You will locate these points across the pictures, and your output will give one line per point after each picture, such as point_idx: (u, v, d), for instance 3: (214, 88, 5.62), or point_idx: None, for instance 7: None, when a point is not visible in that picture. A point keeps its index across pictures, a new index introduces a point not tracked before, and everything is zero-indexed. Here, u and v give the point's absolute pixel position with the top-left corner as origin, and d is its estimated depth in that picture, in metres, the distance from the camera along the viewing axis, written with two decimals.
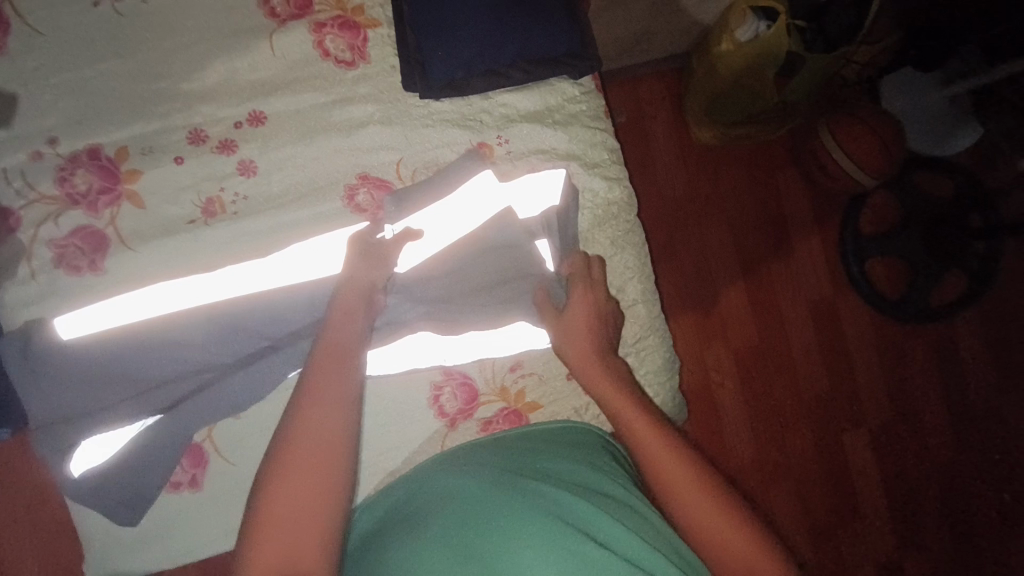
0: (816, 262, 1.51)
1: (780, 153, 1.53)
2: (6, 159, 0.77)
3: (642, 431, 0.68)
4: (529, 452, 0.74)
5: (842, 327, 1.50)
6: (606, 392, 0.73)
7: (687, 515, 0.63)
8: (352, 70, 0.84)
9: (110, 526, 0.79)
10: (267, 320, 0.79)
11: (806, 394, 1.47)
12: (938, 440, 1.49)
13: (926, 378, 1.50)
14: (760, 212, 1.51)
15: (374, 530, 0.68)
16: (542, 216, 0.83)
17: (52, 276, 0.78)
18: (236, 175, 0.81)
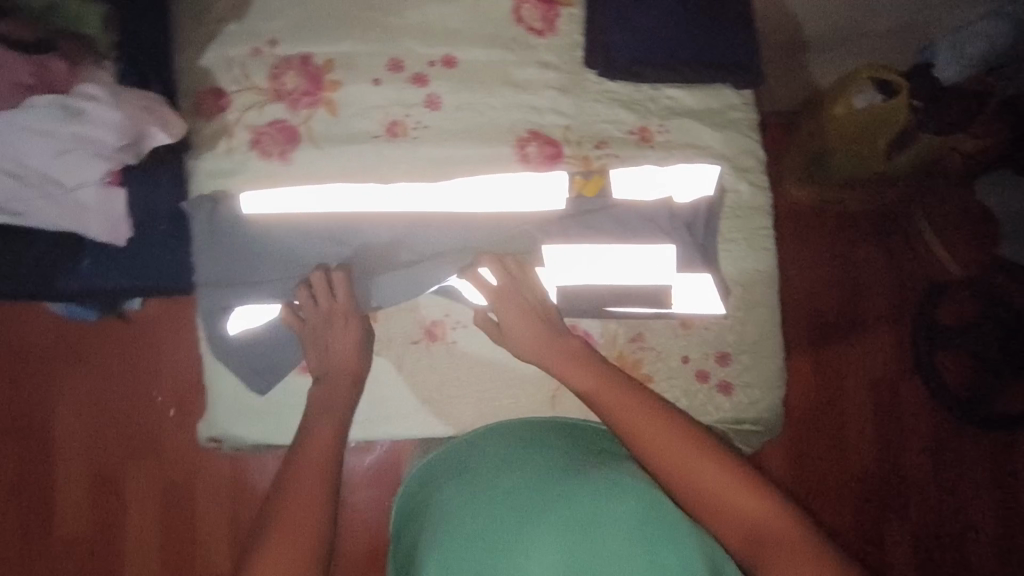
0: (885, 337, 1.47)
1: (865, 227, 1.51)
2: (230, 49, 0.86)
3: (633, 426, 0.67)
4: (580, 441, 0.82)
5: (899, 411, 1.45)
6: (603, 397, 0.70)
7: (695, 499, 0.63)
8: (541, 38, 0.91)
9: (240, 392, 0.88)
10: (414, 244, 0.86)
11: (852, 470, 1.43)
12: (978, 549, 1.42)
13: (978, 484, 1.43)
14: (839, 278, 1.49)
15: (446, 486, 0.78)
16: (694, 203, 0.90)
17: (246, 156, 0.86)
18: (423, 107, 0.89)
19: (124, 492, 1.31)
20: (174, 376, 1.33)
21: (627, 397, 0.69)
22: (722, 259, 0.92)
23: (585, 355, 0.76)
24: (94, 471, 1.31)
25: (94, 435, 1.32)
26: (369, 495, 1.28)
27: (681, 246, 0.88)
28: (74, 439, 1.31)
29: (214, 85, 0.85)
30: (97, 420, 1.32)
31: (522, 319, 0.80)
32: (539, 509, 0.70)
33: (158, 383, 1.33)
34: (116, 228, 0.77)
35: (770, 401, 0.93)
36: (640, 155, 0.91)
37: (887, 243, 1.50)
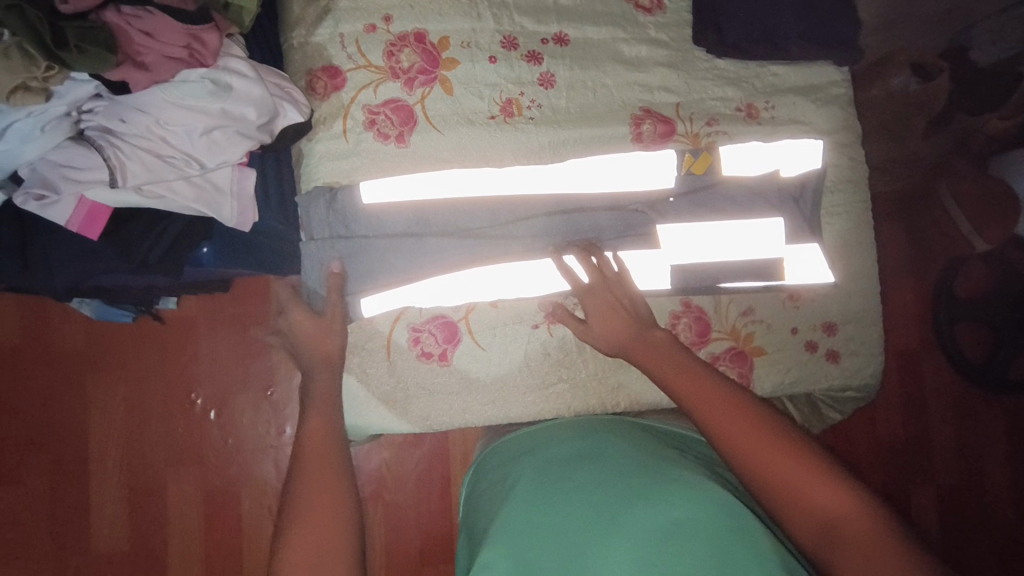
0: (906, 310, 1.54)
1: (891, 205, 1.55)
2: (344, 26, 0.84)
3: (701, 403, 0.64)
4: (662, 443, 0.73)
5: (921, 379, 1.52)
6: (671, 376, 0.69)
7: (758, 480, 0.57)
8: (649, 16, 0.92)
9: (361, 381, 0.84)
10: (505, 221, 0.83)
11: (880, 425, 1.49)
12: (995, 506, 1.49)
13: (995, 446, 1.51)
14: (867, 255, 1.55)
15: (516, 467, 0.74)
16: (801, 176, 0.90)
17: (361, 136, 0.83)
18: (537, 85, 0.88)
19: (165, 498, 1.27)
20: (222, 359, 1.30)
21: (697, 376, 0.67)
22: (826, 233, 0.93)
23: (659, 339, 0.74)
24: (132, 477, 1.27)
25: (128, 440, 1.27)
26: (432, 479, 1.27)
27: (789, 218, 0.88)
28: (114, 428, 1.27)
29: (329, 62, 0.83)
30: (133, 427, 1.27)
31: (605, 314, 0.78)
32: (599, 497, 0.62)
33: (207, 365, 1.30)
34: (244, 211, 0.73)
35: (875, 366, 0.94)
36: (748, 132, 0.92)
37: (908, 223, 1.57)
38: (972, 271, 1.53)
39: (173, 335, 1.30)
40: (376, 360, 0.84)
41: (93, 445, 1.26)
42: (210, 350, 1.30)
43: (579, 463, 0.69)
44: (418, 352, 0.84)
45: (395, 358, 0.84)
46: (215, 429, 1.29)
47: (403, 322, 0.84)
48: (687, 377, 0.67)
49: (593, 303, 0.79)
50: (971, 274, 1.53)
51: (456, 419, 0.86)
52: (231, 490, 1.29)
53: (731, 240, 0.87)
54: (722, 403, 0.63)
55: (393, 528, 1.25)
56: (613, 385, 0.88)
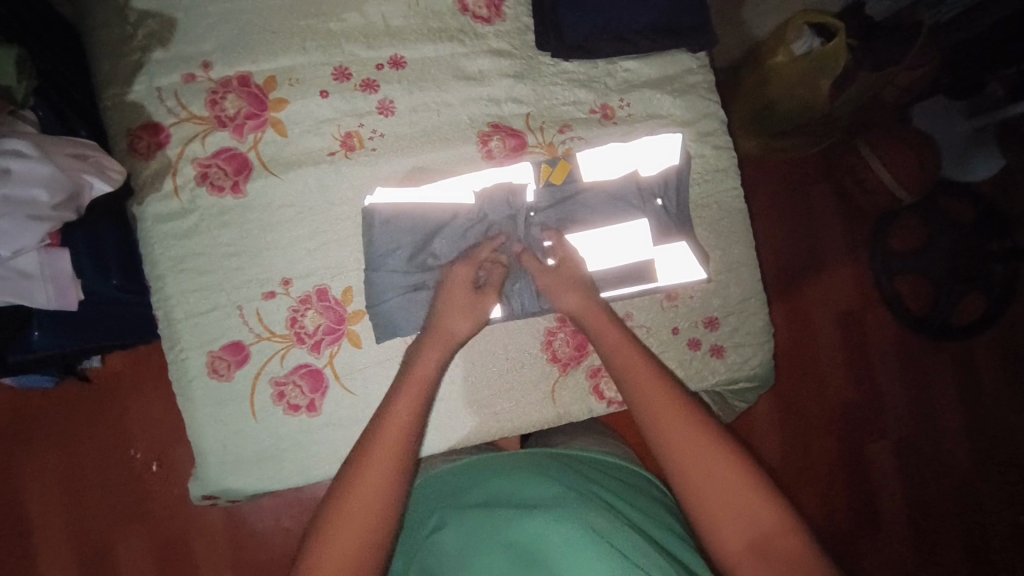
0: (845, 271, 1.49)
1: (813, 168, 1.51)
2: (161, 79, 0.80)
3: (651, 407, 0.65)
4: (580, 478, 0.74)
5: (866, 339, 1.48)
6: (628, 377, 0.68)
7: (696, 488, 0.60)
8: (488, 26, 0.89)
9: (227, 443, 0.81)
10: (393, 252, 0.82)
11: (829, 404, 1.45)
12: (953, 457, 1.46)
13: (942, 397, 1.48)
14: (800, 214, 1.50)
15: (426, 515, 0.74)
16: (660, 174, 0.88)
17: (194, 193, 0.80)
18: (377, 114, 0.85)
19: (119, 560, 1.20)
20: (145, 416, 1.24)
21: (657, 376, 0.67)
22: (698, 225, 0.91)
23: (618, 332, 0.73)
24: (76, 540, 1.20)
25: (66, 504, 1.21)
26: None
27: (653, 219, 0.87)
28: (47, 502, 1.21)
29: (148, 120, 0.79)
30: (70, 496, 1.21)
31: (583, 309, 0.76)
32: (514, 536, 0.65)
33: (120, 426, 1.23)
34: (64, 292, 0.71)
35: (763, 356, 0.93)
36: (605, 134, 0.89)
37: (837, 183, 1.51)
38: (903, 226, 1.49)
39: (94, 397, 1.23)
40: (241, 419, 0.81)
41: (32, 515, 1.20)
42: (135, 406, 1.24)
43: (499, 499, 0.71)
44: (283, 405, 0.81)
45: (261, 416, 0.81)
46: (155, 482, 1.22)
47: (265, 377, 0.81)
48: (642, 382, 0.67)
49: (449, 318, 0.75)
50: (902, 228, 1.50)
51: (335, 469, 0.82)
52: (183, 540, 1.22)
53: (593, 250, 0.86)
54: (673, 410, 0.64)
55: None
56: (492, 413, 0.86)
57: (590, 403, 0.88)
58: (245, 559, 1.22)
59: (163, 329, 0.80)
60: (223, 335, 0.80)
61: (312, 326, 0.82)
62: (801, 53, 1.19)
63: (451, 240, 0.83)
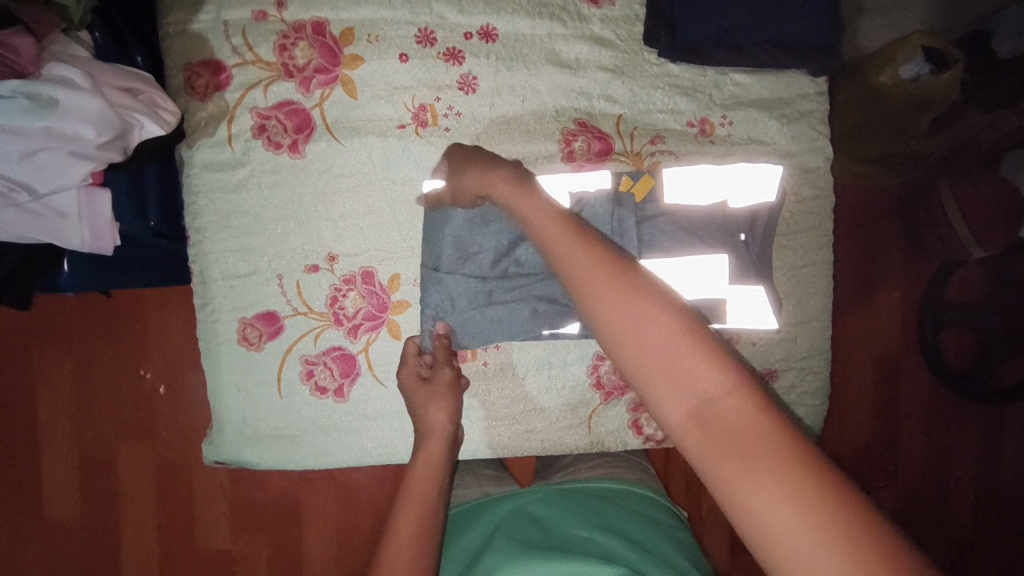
0: (892, 311, 1.32)
1: (887, 201, 1.31)
2: (229, 12, 0.72)
3: (650, 376, 0.38)
4: (601, 510, 0.73)
5: (900, 387, 1.31)
6: (611, 325, 0.40)
7: (710, 448, 0.36)
8: (594, 8, 0.79)
9: (248, 415, 0.77)
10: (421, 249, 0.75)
11: (848, 453, 1.31)
12: (957, 521, 1.31)
13: (963, 466, 1.32)
14: (858, 235, 1.32)
15: (452, 544, 0.73)
16: (749, 210, 0.79)
17: (248, 145, 0.74)
18: (456, 89, 0.76)
19: (119, 479, 1.12)
20: (171, 341, 1.13)
21: (664, 323, 0.39)
22: (776, 269, 0.84)
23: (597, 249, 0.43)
24: (83, 448, 1.12)
25: (76, 414, 1.12)
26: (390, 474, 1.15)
27: (732, 255, 0.78)
28: (58, 408, 1.11)
29: (210, 57, 0.72)
30: (80, 405, 1.12)
31: (538, 215, 0.48)
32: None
33: (139, 346, 1.12)
34: (99, 237, 0.65)
35: (814, 417, 0.87)
36: (697, 152, 0.81)
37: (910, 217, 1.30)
38: (964, 274, 1.30)
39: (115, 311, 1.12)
40: (266, 392, 0.77)
41: (42, 419, 1.11)
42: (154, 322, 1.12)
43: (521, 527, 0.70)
44: (312, 386, 0.77)
45: (286, 393, 0.77)
46: (163, 410, 1.12)
47: (295, 354, 0.76)
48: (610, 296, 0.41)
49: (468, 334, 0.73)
50: (963, 277, 1.31)
51: (352, 458, 0.79)
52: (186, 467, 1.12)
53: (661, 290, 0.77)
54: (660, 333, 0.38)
55: (336, 534, 1.13)
56: (523, 429, 0.82)
57: (627, 436, 0.84)
58: (242, 494, 1.13)
59: (198, 285, 0.75)
60: (259, 303, 0.75)
61: (352, 308, 0.77)
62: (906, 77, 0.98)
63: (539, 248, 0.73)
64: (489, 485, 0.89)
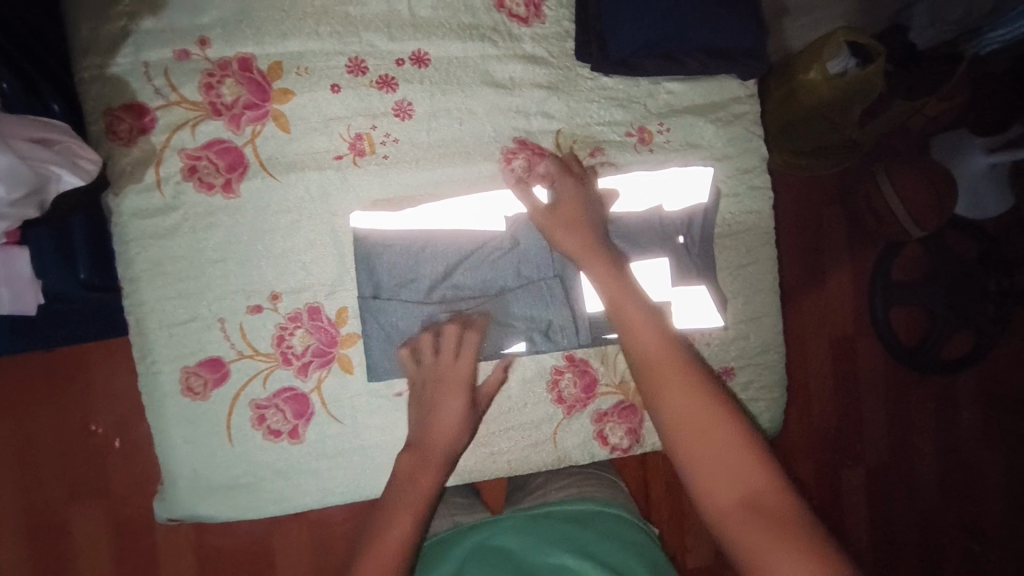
0: (845, 298, 1.35)
1: (830, 189, 1.35)
2: (148, 52, 0.70)
3: (704, 462, 0.50)
4: (572, 531, 0.72)
5: (858, 370, 1.34)
6: (677, 418, 0.52)
7: (689, 449, 0.51)
8: (525, 27, 0.80)
9: (200, 467, 0.74)
10: (364, 280, 0.75)
11: (813, 432, 1.33)
12: (923, 490, 1.35)
13: (923, 439, 1.35)
14: (806, 228, 1.34)
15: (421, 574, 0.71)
16: (685, 212, 0.81)
17: (179, 188, 0.71)
18: (392, 116, 0.76)
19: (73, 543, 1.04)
20: (123, 393, 1.06)
21: (724, 422, 0.51)
22: (723, 269, 0.85)
23: (679, 353, 0.55)
24: (28, 515, 1.03)
25: (20, 478, 1.03)
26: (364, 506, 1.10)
27: (673, 259, 0.80)
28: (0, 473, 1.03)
29: (132, 100, 0.69)
30: (26, 467, 1.04)
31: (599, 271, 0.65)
32: None
33: (88, 400, 1.05)
34: (23, 294, 0.67)
35: (774, 410, 0.88)
36: (637, 161, 0.82)
37: (850, 205, 1.34)
38: (906, 256, 1.35)
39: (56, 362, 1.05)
40: (217, 442, 0.74)
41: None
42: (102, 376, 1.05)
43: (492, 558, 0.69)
44: (265, 430, 0.74)
45: (239, 441, 0.74)
46: (115, 460, 1.05)
47: (244, 399, 0.74)
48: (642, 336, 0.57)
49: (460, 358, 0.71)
50: (905, 258, 1.36)
51: (314, 500, 0.76)
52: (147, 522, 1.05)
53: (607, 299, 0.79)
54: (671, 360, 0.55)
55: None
56: (489, 452, 0.81)
57: (593, 448, 0.83)
58: (207, 542, 1.06)
59: (135, 336, 0.72)
60: (202, 349, 0.73)
61: (301, 346, 0.75)
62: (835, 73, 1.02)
63: (475, 271, 0.76)
64: (462, 513, 0.88)
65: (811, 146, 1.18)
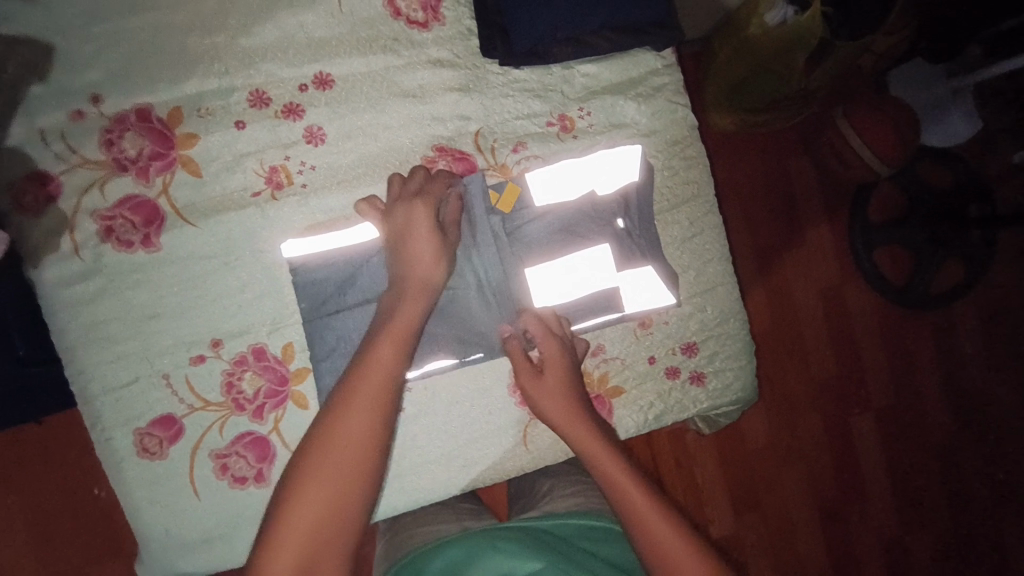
0: (823, 247, 1.31)
1: (789, 140, 1.31)
2: (44, 119, 0.69)
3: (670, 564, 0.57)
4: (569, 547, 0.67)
5: (849, 319, 1.30)
6: (642, 525, 0.59)
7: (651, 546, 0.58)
8: (426, 31, 0.78)
9: (169, 526, 0.73)
10: (306, 310, 0.74)
11: (814, 390, 1.28)
12: (933, 428, 1.32)
13: (925, 377, 1.32)
14: (772, 184, 1.30)
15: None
16: (620, 192, 0.80)
17: (99, 250, 0.70)
18: (304, 143, 0.74)
19: None
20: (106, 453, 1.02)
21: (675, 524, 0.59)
22: (668, 246, 0.84)
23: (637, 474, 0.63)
24: None
25: (25, 558, 1.00)
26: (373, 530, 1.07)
27: (614, 243, 0.79)
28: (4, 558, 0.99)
29: (34, 169, 0.69)
30: (29, 546, 1.00)
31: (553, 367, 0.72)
32: None
33: (77, 466, 1.02)
34: None
35: (745, 378, 0.87)
36: (563, 149, 0.81)
37: (814, 154, 1.31)
38: (880, 194, 1.32)
39: (47, 431, 1.01)
40: (181, 498, 0.73)
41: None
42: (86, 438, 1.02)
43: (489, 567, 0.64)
44: (229, 478, 0.73)
45: (203, 493, 0.73)
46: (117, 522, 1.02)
47: (202, 450, 0.73)
48: (595, 448, 0.66)
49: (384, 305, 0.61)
50: (879, 197, 1.32)
51: None
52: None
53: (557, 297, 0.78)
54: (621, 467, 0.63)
55: None
56: (462, 463, 0.79)
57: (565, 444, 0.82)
58: None
59: (81, 405, 0.71)
60: (150, 409, 0.72)
61: (250, 389, 0.74)
62: (773, 23, 0.98)
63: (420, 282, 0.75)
64: (470, 518, 0.83)
65: (761, 102, 1.15)
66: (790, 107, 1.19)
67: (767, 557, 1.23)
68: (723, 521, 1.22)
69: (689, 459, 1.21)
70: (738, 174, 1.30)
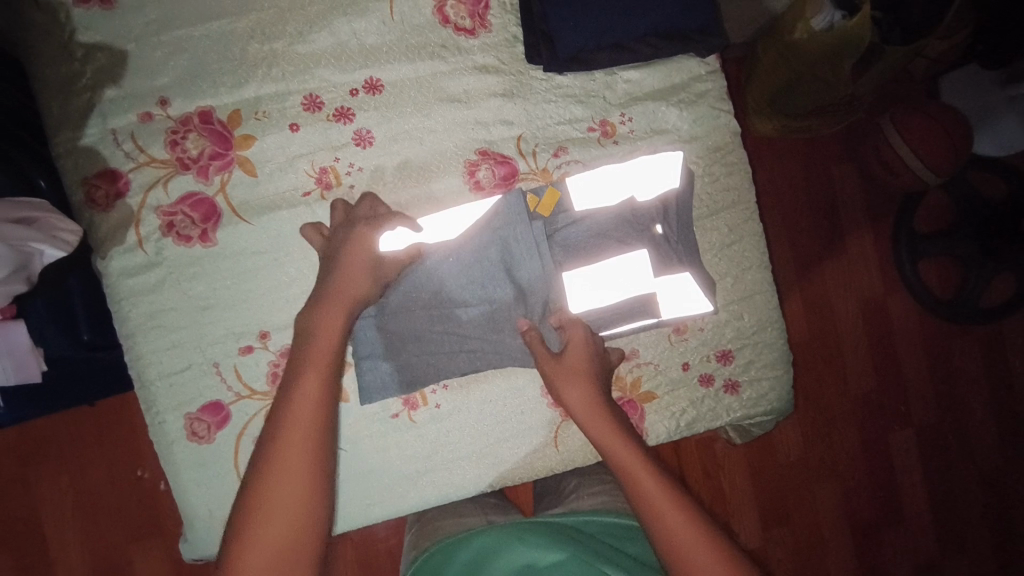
0: (866, 257, 1.27)
1: (833, 147, 1.28)
2: (115, 119, 0.74)
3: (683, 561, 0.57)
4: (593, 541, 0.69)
5: (891, 331, 1.27)
6: (659, 520, 0.59)
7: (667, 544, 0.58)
8: (472, 38, 0.80)
9: (216, 508, 0.76)
10: None
11: (851, 403, 1.25)
12: (978, 447, 1.27)
13: (971, 394, 1.27)
14: (814, 192, 1.28)
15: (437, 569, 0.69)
16: (658, 198, 0.80)
17: (160, 243, 0.74)
18: (353, 145, 0.77)
19: None
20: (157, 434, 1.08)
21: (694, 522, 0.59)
22: (705, 252, 0.84)
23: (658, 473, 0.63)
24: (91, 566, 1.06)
25: (79, 530, 1.06)
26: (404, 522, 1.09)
27: (651, 248, 0.79)
28: (61, 529, 1.06)
29: (105, 167, 0.73)
30: (83, 520, 1.06)
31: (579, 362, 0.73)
32: None
33: (130, 446, 1.08)
34: (25, 365, 0.68)
35: (781, 387, 0.86)
36: (603, 155, 0.82)
37: (859, 162, 1.28)
38: (928, 203, 1.27)
39: (105, 416, 1.07)
40: (227, 481, 0.76)
41: (47, 540, 1.05)
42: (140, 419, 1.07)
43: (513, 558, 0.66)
44: None
45: None
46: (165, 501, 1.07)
47: (248, 437, 0.76)
48: (614, 445, 0.67)
49: (325, 308, 0.64)
50: (927, 206, 1.28)
51: None
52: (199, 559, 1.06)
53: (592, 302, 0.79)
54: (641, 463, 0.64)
55: None
56: (494, 461, 0.81)
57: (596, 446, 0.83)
58: None
59: (139, 389, 0.75)
60: (202, 395, 0.76)
61: None
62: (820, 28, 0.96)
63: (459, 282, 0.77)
64: (495, 512, 0.85)
65: (806, 107, 1.13)
66: (835, 113, 1.17)
67: (796, 571, 1.21)
68: (751, 531, 1.20)
69: (719, 468, 1.20)
70: (780, 181, 1.28)
